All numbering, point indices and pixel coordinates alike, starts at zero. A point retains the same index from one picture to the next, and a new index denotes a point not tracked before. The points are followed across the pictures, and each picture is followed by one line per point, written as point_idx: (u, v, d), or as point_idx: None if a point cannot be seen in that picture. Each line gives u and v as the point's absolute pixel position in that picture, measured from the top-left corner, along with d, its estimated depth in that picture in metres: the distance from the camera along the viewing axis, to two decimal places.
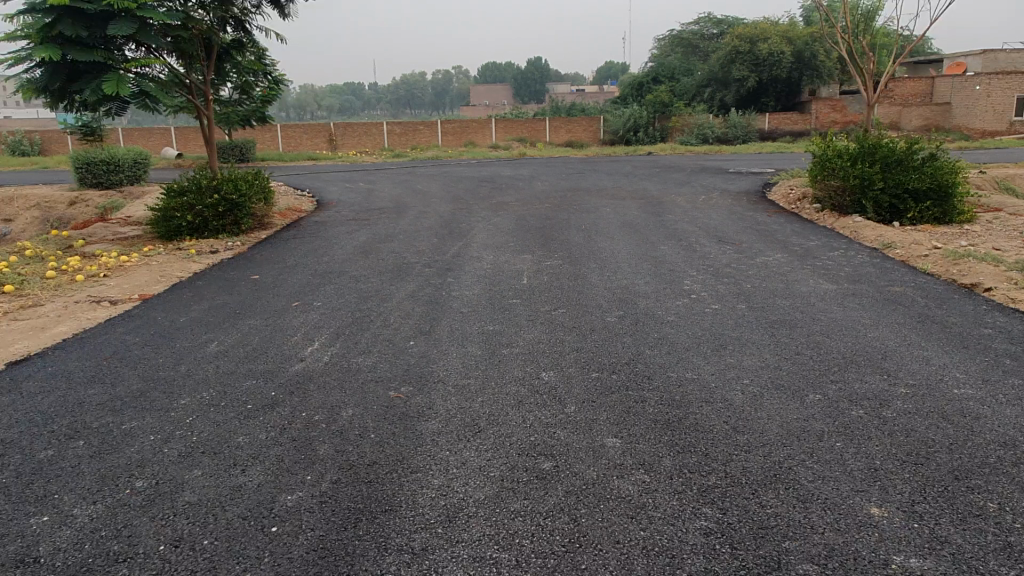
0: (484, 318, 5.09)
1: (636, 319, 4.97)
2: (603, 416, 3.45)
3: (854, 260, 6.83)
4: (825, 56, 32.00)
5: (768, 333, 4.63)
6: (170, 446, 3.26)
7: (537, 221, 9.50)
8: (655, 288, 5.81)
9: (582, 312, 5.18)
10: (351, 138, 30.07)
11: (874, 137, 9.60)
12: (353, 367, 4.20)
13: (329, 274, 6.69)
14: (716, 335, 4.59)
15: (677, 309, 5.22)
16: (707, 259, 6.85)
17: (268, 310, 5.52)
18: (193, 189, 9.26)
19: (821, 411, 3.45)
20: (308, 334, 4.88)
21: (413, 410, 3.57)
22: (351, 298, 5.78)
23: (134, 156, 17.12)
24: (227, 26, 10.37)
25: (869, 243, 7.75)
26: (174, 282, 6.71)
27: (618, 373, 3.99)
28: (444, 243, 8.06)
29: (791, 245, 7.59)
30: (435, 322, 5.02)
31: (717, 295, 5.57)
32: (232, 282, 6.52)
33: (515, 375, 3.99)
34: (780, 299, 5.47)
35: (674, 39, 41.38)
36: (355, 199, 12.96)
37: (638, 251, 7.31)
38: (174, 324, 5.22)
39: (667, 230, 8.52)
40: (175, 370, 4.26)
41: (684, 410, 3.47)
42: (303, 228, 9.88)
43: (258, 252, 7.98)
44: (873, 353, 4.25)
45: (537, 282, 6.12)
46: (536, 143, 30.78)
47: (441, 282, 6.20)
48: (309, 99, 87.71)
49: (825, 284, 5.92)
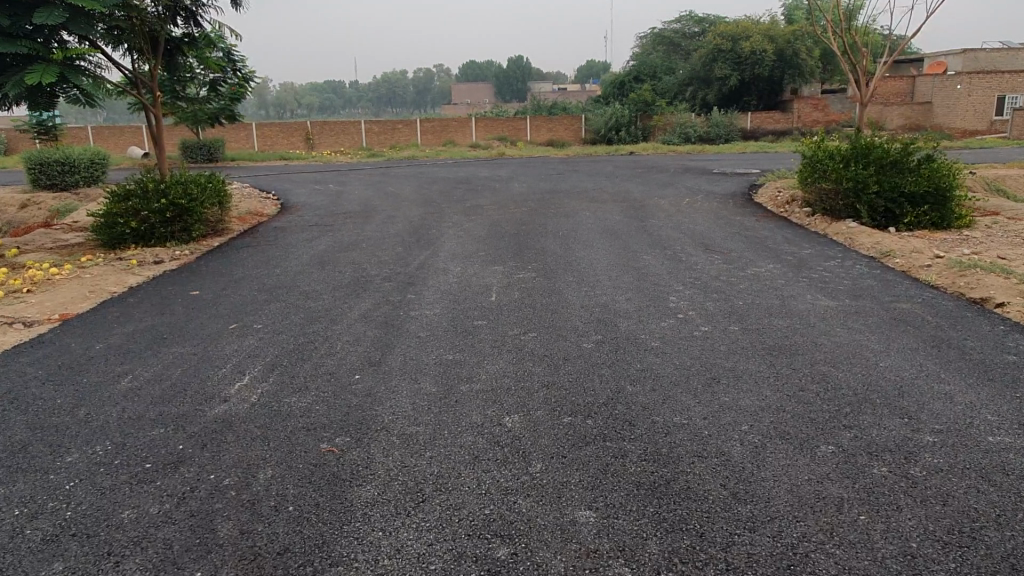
0: (443, 345, 4.46)
1: (617, 346, 4.36)
2: (575, 479, 2.84)
3: (852, 272, 6.29)
4: (807, 54, 31.64)
5: (766, 363, 4.05)
6: (34, 527, 2.60)
7: (511, 227, 8.88)
8: (637, 306, 5.23)
9: (555, 336, 4.58)
10: (327, 137, 29.30)
11: (867, 137, 9.09)
12: (283, 410, 3.55)
13: (278, 289, 6.03)
14: (708, 366, 4.00)
15: (662, 333, 4.62)
16: (694, 271, 6.27)
17: (198, 334, 4.86)
18: (139, 192, 8.56)
19: (836, 469, 2.87)
20: (238, 366, 4.21)
21: (346, 470, 2.94)
22: (297, 319, 5.13)
23: (91, 156, 16.32)
24: (177, 18, 9.67)
25: (866, 250, 7.23)
26: (104, 299, 6.02)
27: (595, 417, 3.39)
28: (409, 253, 7.42)
29: (784, 254, 7.05)
30: (387, 351, 4.38)
31: (707, 316, 4.98)
32: (168, 300, 5.83)
33: (472, 422, 3.36)
34: (777, 320, 4.89)
35: (655, 38, 40.96)
36: (321, 203, 12.26)
37: (619, 262, 6.71)
38: (88, 353, 4.55)
39: (650, 237, 7.94)
40: (72, 414, 3.60)
41: (672, 470, 2.88)
42: (260, 234, 9.21)
43: (206, 264, 7.29)
44: (888, 389, 3.68)
45: (507, 299, 5.52)
46: (517, 142, 30.21)
47: (401, 300, 5.57)
48: (287, 97, 86.64)
49: (824, 301, 5.36)
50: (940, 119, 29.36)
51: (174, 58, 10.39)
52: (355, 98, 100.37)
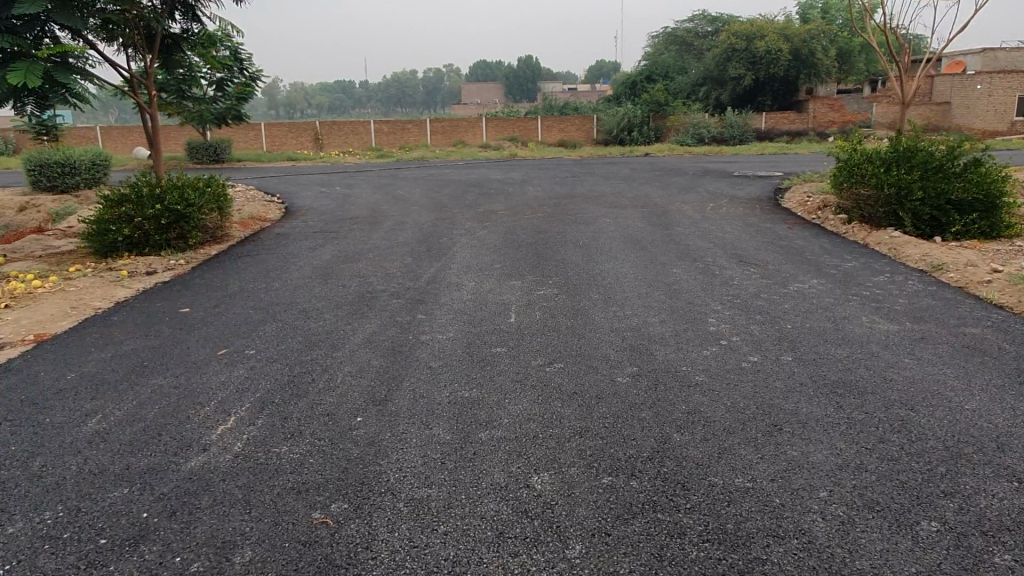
0: (459, 378, 3.92)
1: (656, 381, 3.81)
2: (625, 568, 2.29)
3: (905, 289, 5.71)
4: (824, 54, 30.94)
5: (832, 404, 3.49)
6: None
7: (526, 235, 8.34)
8: (673, 330, 4.68)
9: (585, 368, 4.02)
10: (337, 137, 28.85)
11: (908, 139, 8.50)
12: (271, 464, 3.02)
13: (276, 306, 5.52)
14: (765, 409, 3.44)
15: (705, 364, 4.06)
16: (731, 287, 5.72)
17: (182, 362, 4.32)
18: (132, 198, 8.07)
19: (949, 558, 2.31)
20: (224, 403, 3.68)
21: (342, 552, 2.40)
22: (294, 344, 4.60)
23: (92, 157, 15.89)
24: (175, 13, 9.19)
25: (914, 262, 6.64)
26: (85, 317, 5.52)
27: (640, 477, 2.84)
28: (418, 265, 6.88)
29: (825, 267, 6.49)
30: (394, 386, 3.84)
31: (753, 343, 4.41)
32: (155, 318, 5.32)
33: (493, 483, 2.82)
34: (834, 348, 4.32)
35: (667, 38, 40.29)
36: (326, 207, 11.75)
37: (646, 276, 6.15)
38: (56, 385, 4.02)
39: (677, 247, 7.39)
40: (26, 466, 3.07)
41: (746, 558, 2.32)
42: (261, 242, 8.71)
43: (201, 276, 6.77)
44: (984, 440, 3.12)
45: (527, 320, 4.98)
46: (528, 143, 29.69)
47: (410, 321, 5.04)
48: (297, 97, 86.43)
49: (881, 324, 4.80)
50: (959, 117, 28.68)
51: (173, 56, 9.91)
52: (364, 99, 100.24)
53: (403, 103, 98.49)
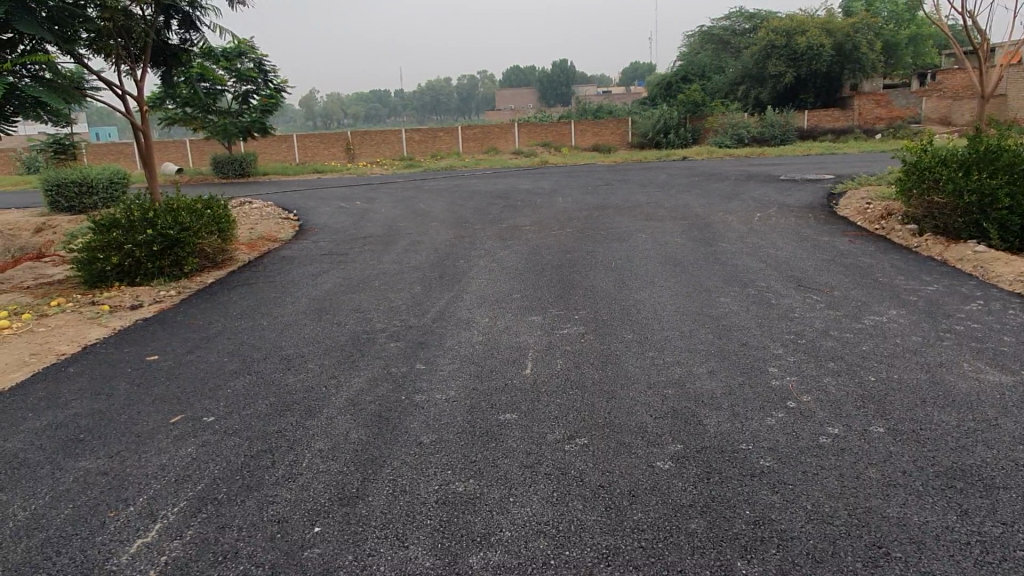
0: (455, 462, 3.08)
1: (707, 467, 2.93)
2: None
3: (1007, 321, 4.71)
4: (869, 47, 29.40)
5: (955, 511, 2.55)
6: None
7: (551, 256, 7.47)
8: (727, 385, 3.78)
9: (616, 445, 3.15)
10: (368, 147, 28.34)
11: (988, 137, 7.43)
12: None
13: (257, 353, 4.74)
14: (864, 519, 2.52)
15: (772, 440, 3.15)
16: (793, 323, 4.78)
17: (125, 436, 3.55)
18: (121, 224, 7.41)
19: None
20: (156, 500, 2.90)
21: None
22: (262, 407, 3.81)
23: (110, 176, 15.49)
24: (171, 21, 8.55)
25: (1010, 285, 5.60)
26: (41, 367, 4.79)
27: None
28: (426, 296, 6.06)
29: (903, 293, 5.49)
30: (370, 475, 3.01)
31: (831, 406, 3.48)
32: (116, 371, 4.57)
33: None
34: (936, 412, 3.37)
35: (704, 37, 38.94)
36: (342, 224, 11.05)
37: (690, 308, 5.24)
38: None
39: (724, 269, 6.46)
40: None
41: None
42: (264, 267, 8.01)
43: (186, 312, 6.04)
44: None
45: (547, 372, 4.11)
46: (561, 148, 28.75)
47: (406, 373, 4.21)
48: (332, 108, 86.85)
49: (991, 374, 3.82)
50: (1016, 111, 26.87)
51: (166, 70, 9.25)
52: (399, 108, 100.58)
53: (437, 111, 98.58)
